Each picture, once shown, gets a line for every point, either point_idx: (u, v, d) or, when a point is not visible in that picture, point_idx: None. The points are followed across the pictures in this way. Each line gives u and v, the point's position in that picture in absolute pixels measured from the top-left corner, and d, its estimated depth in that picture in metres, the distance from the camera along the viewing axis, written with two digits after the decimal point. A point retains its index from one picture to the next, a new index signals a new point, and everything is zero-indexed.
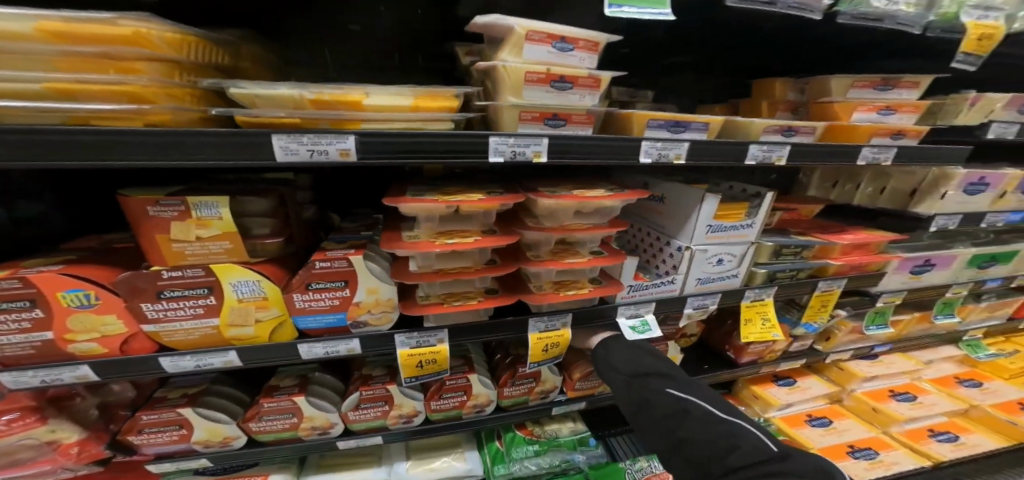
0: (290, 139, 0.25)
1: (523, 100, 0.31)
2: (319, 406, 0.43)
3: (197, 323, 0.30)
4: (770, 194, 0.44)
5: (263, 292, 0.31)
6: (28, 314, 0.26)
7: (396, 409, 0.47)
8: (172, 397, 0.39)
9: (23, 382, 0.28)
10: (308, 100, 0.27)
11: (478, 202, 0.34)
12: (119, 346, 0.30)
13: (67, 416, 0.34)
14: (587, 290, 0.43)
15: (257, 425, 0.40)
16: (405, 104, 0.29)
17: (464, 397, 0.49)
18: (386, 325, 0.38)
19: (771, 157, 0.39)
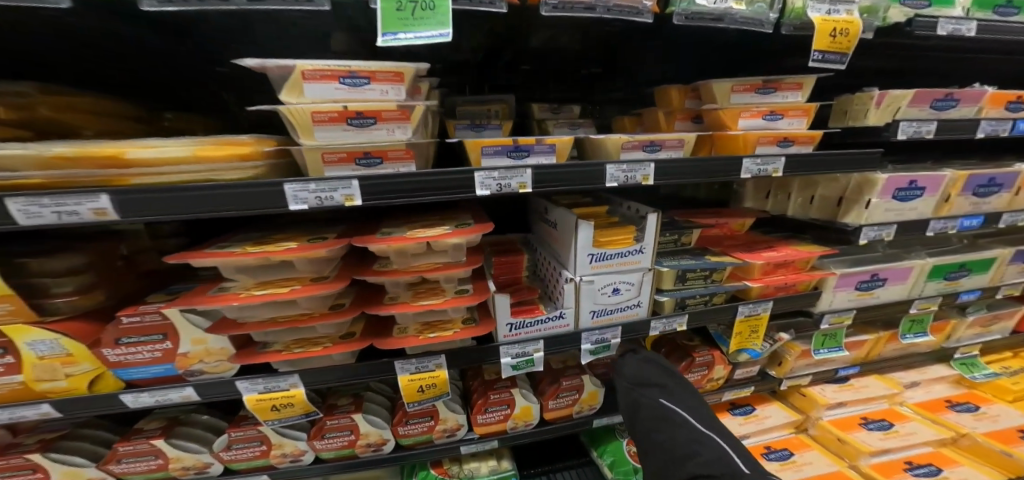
0: (27, 201, 0.25)
1: (317, 142, 0.31)
2: (185, 447, 0.44)
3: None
4: (653, 215, 0.40)
5: (64, 349, 0.32)
6: None
7: (277, 448, 0.47)
8: (26, 443, 0.42)
9: None
10: (53, 156, 0.26)
11: (287, 252, 0.31)
12: None
13: None
14: (454, 331, 0.40)
15: (118, 467, 0.42)
16: (185, 154, 0.28)
17: (352, 436, 0.49)
18: (229, 372, 0.38)
19: (636, 177, 0.37)
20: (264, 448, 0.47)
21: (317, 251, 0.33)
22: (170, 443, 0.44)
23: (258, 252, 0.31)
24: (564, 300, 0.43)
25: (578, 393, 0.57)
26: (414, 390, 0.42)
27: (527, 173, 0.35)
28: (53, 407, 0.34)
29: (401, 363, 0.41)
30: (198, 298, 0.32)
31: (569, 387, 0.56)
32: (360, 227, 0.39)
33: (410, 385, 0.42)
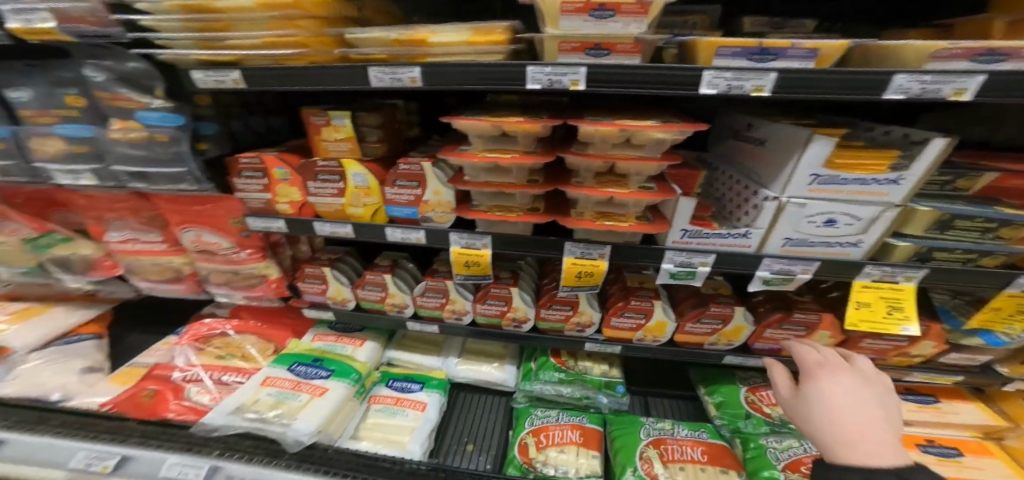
0: (379, 70, 0.38)
1: (560, 31, 0.33)
2: (399, 287, 0.74)
3: (332, 199, 0.56)
4: (943, 140, 0.32)
5: (367, 182, 0.53)
6: (260, 179, 0.58)
7: (452, 302, 0.70)
8: (320, 257, 0.82)
9: (263, 225, 0.63)
10: (394, 40, 0.39)
11: (515, 123, 0.36)
12: (300, 209, 0.60)
13: (273, 259, 0.79)
14: (628, 224, 0.42)
15: (360, 292, 0.76)
16: (462, 39, 0.36)
17: (505, 307, 0.63)
18: (446, 224, 0.52)
19: (942, 91, 0.31)
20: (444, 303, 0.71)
21: (535, 125, 0.37)
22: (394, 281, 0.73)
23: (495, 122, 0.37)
24: (759, 219, 0.41)
25: (720, 325, 0.57)
26: (572, 273, 0.48)
27: (770, 77, 0.32)
28: (351, 228, 0.58)
29: (570, 244, 0.46)
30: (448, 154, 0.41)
31: (718, 313, 0.57)
32: (566, 114, 0.43)
33: (574, 267, 0.47)
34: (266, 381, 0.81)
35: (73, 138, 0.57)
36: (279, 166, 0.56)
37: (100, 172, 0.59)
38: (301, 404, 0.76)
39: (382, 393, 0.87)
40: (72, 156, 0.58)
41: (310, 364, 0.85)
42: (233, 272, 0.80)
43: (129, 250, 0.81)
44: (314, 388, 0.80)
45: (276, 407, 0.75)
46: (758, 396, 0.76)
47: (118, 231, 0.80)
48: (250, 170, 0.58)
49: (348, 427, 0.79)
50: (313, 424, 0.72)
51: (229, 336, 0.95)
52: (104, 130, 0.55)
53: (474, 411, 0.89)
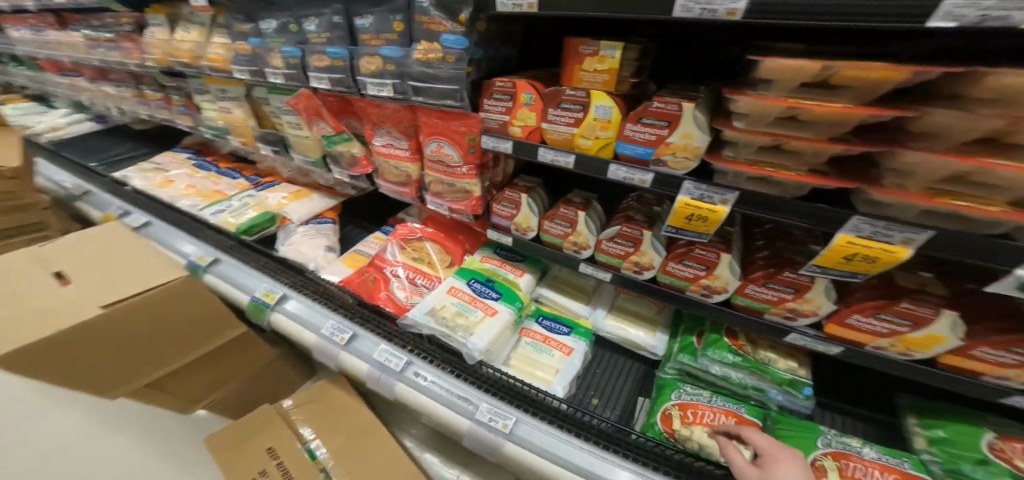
0: (689, 0, 0.42)
1: None
2: (587, 228, 0.88)
3: (564, 128, 0.64)
4: None
5: (609, 116, 0.59)
6: (504, 103, 0.71)
7: (641, 254, 0.80)
8: (521, 185, 1.00)
9: (491, 144, 0.76)
10: None
11: (875, 66, 0.33)
12: (528, 134, 0.71)
13: (482, 178, 0.95)
14: (996, 209, 0.36)
15: (549, 224, 0.93)
16: None
17: (704, 272, 0.73)
18: (682, 171, 0.55)
19: None
20: (634, 251, 0.80)
21: (907, 70, 0.32)
22: (583, 221, 0.88)
23: (825, 64, 0.34)
24: None
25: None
26: (840, 255, 0.48)
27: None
28: (573, 159, 0.65)
29: (860, 221, 0.44)
30: (744, 96, 0.41)
31: (900, 312, 0.58)
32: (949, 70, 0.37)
33: (845, 249, 0.47)
34: (450, 292, 1.18)
35: (388, 58, 0.77)
36: (528, 91, 0.67)
37: (397, 86, 0.79)
38: (477, 320, 1.09)
39: (531, 329, 1.21)
40: (383, 71, 0.79)
41: (486, 285, 1.21)
42: (449, 184, 0.98)
43: (385, 153, 1.05)
44: (486, 308, 1.13)
45: (462, 318, 1.11)
46: (1011, 447, 0.66)
47: (382, 137, 1.04)
48: (501, 93, 0.71)
49: (507, 350, 1.15)
50: (487, 338, 1.05)
51: (421, 243, 1.38)
52: (411, 50, 0.75)
53: (603, 367, 1.20)
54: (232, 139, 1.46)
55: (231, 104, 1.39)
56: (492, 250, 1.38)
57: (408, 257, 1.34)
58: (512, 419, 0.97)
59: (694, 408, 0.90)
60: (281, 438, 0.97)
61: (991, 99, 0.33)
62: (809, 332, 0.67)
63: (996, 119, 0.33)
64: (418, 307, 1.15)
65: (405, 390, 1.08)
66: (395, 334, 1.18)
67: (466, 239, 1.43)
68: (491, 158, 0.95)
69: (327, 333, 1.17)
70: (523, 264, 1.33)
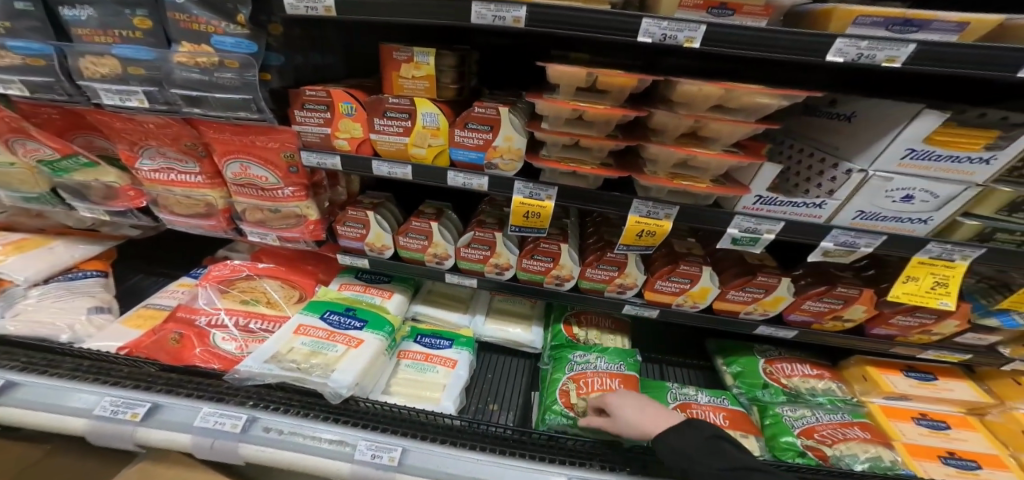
0: (483, 6, 0.44)
1: None
2: (443, 237, 0.86)
3: (396, 138, 0.61)
4: None
5: (437, 123, 0.58)
6: (323, 114, 0.63)
7: (497, 256, 0.82)
8: (366, 202, 0.92)
9: (312, 160, 0.68)
10: None
11: (618, 74, 0.40)
12: (359, 146, 0.65)
13: (316, 200, 0.84)
14: (705, 185, 0.50)
15: (404, 239, 0.88)
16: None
17: (551, 263, 0.79)
18: (511, 172, 0.59)
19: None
20: (490, 255, 0.82)
21: (637, 78, 0.40)
22: (438, 230, 0.86)
23: (589, 71, 0.41)
24: (842, 189, 0.52)
25: (761, 293, 0.72)
26: (634, 233, 0.56)
27: (905, 48, 0.37)
28: (411, 170, 0.62)
29: (639, 203, 0.54)
30: (539, 98, 0.46)
31: (683, 273, 0.73)
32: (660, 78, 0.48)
33: (634, 227, 0.56)
34: (299, 330, 1.02)
35: (129, 59, 0.61)
36: (347, 101, 0.61)
37: (158, 95, 0.64)
38: (339, 355, 0.97)
39: (410, 351, 1.13)
40: (126, 75, 0.63)
41: (345, 314, 1.08)
42: (273, 210, 0.85)
43: (167, 181, 0.84)
44: (348, 339, 1.01)
45: (319, 356, 0.96)
46: (775, 368, 0.93)
47: (150, 159, 0.83)
48: (314, 103, 0.63)
49: (384, 379, 1.04)
50: (352, 372, 0.92)
51: (255, 282, 1.18)
52: (170, 52, 0.60)
53: (494, 371, 1.21)
54: None
55: None
56: (351, 276, 1.25)
57: (235, 300, 1.12)
58: (399, 449, 0.89)
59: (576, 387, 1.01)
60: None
61: (684, 103, 0.45)
62: (637, 301, 0.79)
63: (689, 119, 0.45)
64: (255, 355, 0.95)
65: (253, 450, 0.88)
66: (232, 394, 0.95)
67: (317, 268, 1.28)
68: (324, 177, 0.87)
69: (105, 412, 0.89)
70: (388, 284, 1.25)
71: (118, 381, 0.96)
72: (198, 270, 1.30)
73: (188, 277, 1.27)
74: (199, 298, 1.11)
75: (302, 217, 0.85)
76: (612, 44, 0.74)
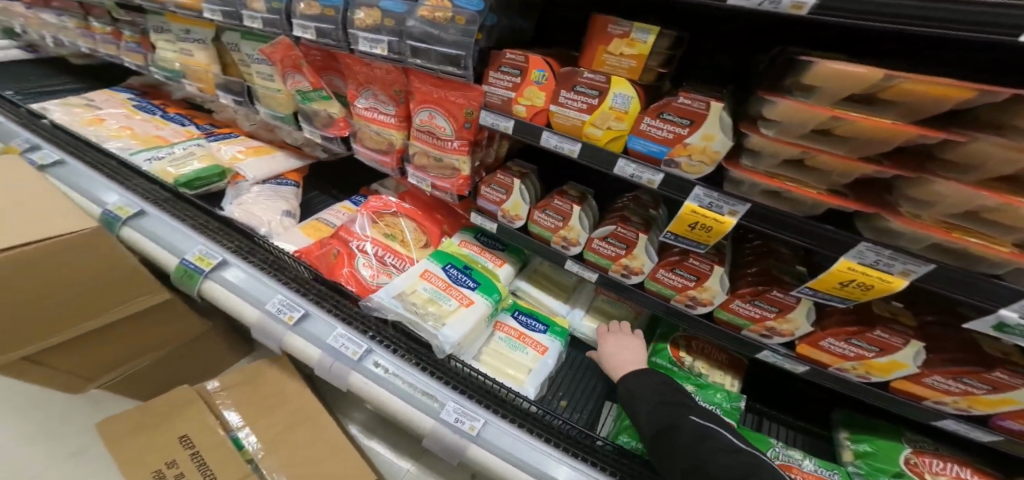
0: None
1: None
2: (580, 224, 0.85)
3: (576, 114, 0.61)
4: None
5: (626, 106, 0.55)
6: (513, 78, 0.66)
7: (633, 257, 0.78)
8: (514, 170, 0.95)
9: (488, 120, 0.73)
10: None
11: (937, 84, 0.32)
12: (533, 115, 0.67)
13: (472, 156, 0.91)
14: (1007, 250, 0.37)
15: (541, 215, 0.89)
16: None
17: (693, 282, 0.73)
18: (693, 175, 0.53)
19: None
20: (625, 254, 0.79)
21: (969, 91, 0.31)
22: (577, 216, 0.85)
23: (889, 74, 0.34)
24: None
25: (982, 389, 0.53)
26: (837, 280, 0.51)
27: None
28: (579, 147, 0.61)
29: (866, 248, 0.45)
30: (786, 99, 0.41)
31: (873, 339, 0.59)
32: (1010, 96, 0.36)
33: (842, 274, 0.49)
34: (423, 276, 1.15)
35: (388, 11, 0.74)
36: (541, 69, 0.63)
37: (393, 44, 0.74)
38: (451, 310, 1.07)
39: (504, 323, 1.21)
40: (381, 26, 0.75)
41: (462, 271, 1.18)
42: (437, 158, 0.95)
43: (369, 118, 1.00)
44: (460, 297, 1.12)
45: (434, 305, 1.08)
46: (921, 461, 0.71)
47: (366, 99, 1.00)
48: (509, 66, 0.66)
49: (479, 344, 1.14)
50: (459, 331, 1.03)
51: (396, 219, 1.40)
52: (417, 5, 0.71)
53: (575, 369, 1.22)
54: (189, 84, 1.43)
55: (204, 50, 1.34)
56: (472, 235, 1.35)
57: (380, 232, 1.36)
58: (480, 421, 0.95)
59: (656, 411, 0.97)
60: (197, 422, 0.98)
61: None
62: (779, 349, 0.70)
63: None
64: (387, 289, 1.11)
65: (359, 382, 1.03)
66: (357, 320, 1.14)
67: (444, 219, 1.45)
68: (486, 136, 0.91)
69: (275, 309, 1.13)
70: (503, 253, 1.32)
71: (283, 282, 1.22)
72: (359, 198, 1.58)
73: (349, 202, 1.58)
74: (354, 222, 1.36)
75: (456, 171, 0.93)
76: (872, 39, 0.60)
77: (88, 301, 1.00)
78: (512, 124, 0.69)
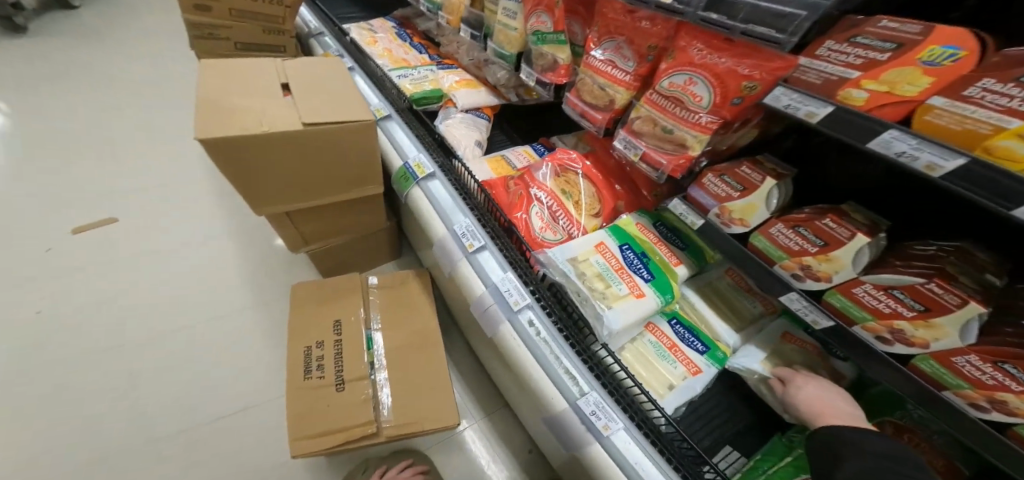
0: None
1: None
2: (854, 260, 0.69)
3: (986, 115, 0.45)
4: None
5: None
6: (878, 53, 0.55)
7: (924, 322, 0.61)
8: (767, 168, 0.84)
9: (779, 98, 0.69)
10: None
11: None
12: (876, 106, 0.56)
13: (716, 137, 0.86)
14: None
15: (786, 230, 0.76)
16: None
17: (1016, 387, 0.53)
18: None
19: None
20: (909, 316, 0.63)
21: None
22: (853, 250, 0.69)
23: None
24: None
25: None
26: None
27: None
28: (955, 165, 0.46)
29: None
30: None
31: None
32: None
33: None
34: (598, 247, 1.20)
35: None
36: (947, 47, 0.50)
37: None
38: (620, 295, 1.11)
39: (656, 327, 1.22)
40: None
41: (640, 259, 1.19)
42: (667, 131, 0.92)
43: (601, 70, 1.13)
44: (632, 285, 1.14)
45: (607, 286, 1.13)
46: None
47: (604, 51, 1.12)
48: (877, 39, 0.56)
49: (631, 334, 1.17)
50: (626, 318, 1.08)
51: (576, 177, 1.41)
52: None
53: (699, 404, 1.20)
54: None
55: None
56: (650, 222, 1.29)
57: (557, 186, 1.40)
58: (615, 424, 1.03)
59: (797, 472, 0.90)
60: (348, 318, 1.69)
61: None
62: None
63: None
64: (561, 250, 1.19)
65: (508, 335, 1.21)
66: (523, 268, 1.28)
67: (622, 193, 1.39)
68: (743, 120, 0.83)
69: (459, 232, 1.34)
70: (681, 252, 1.24)
71: (468, 208, 1.42)
72: (539, 146, 1.74)
73: (530, 148, 1.73)
74: (538, 169, 1.44)
75: None
76: None
77: (338, 181, 1.33)
78: (820, 115, 0.61)
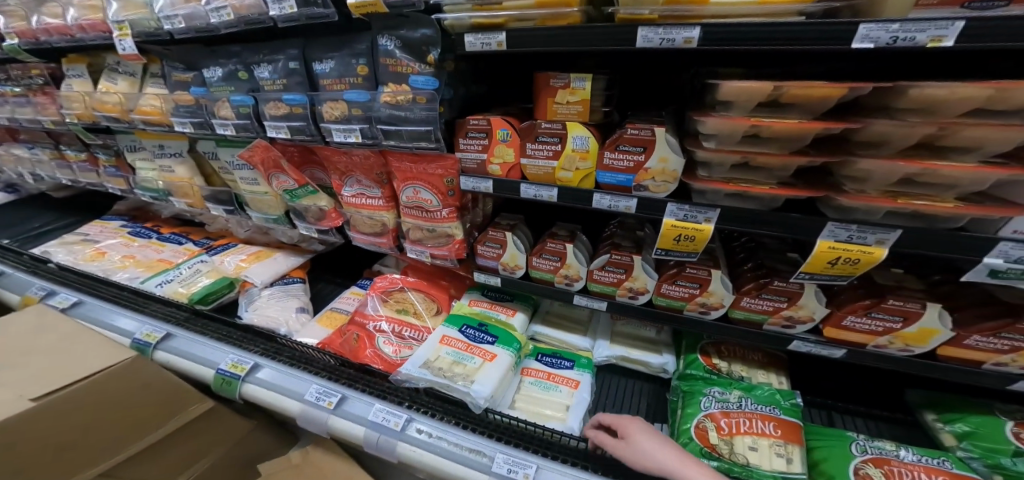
0: (650, 31, 0.52)
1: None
2: (576, 259, 0.90)
3: (547, 162, 0.75)
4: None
5: (587, 146, 0.70)
6: (480, 140, 0.82)
7: (633, 279, 0.83)
8: (503, 222, 1.06)
9: (468, 184, 0.90)
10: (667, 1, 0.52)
11: (792, 125, 0.48)
12: (509, 173, 0.83)
13: (466, 215, 1.07)
14: (950, 205, 0.45)
15: (538, 260, 0.95)
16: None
17: (695, 290, 0.77)
18: (662, 193, 0.67)
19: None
20: (626, 279, 0.83)
21: (819, 127, 0.47)
22: (573, 254, 0.90)
23: (776, 86, 0.47)
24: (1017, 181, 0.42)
25: (897, 324, 0.62)
26: (827, 261, 0.55)
27: (954, 26, 0.38)
28: (556, 192, 0.76)
29: (836, 227, 0.52)
30: (713, 117, 0.53)
31: (778, 291, 0.70)
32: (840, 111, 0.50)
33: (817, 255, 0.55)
34: (442, 341, 1.09)
35: (355, 102, 0.94)
36: (504, 129, 0.79)
37: (366, 130, 0.95)
38: (477, 367, 1.01)
39: (530, 368, 1.10)
40: (350, 115, 0.96)
41: (479, 329, 1.11)
42: (430, 230, 1.08)
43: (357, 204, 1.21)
44: (483, 352, 1.05)
45: (459, 365, 1.02)
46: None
47: (350, 187, 1.21)
48: (476, 131, 0.82)
49: (507, 395, 1.03)
50: (491, 383, 0.97)
51: (404, 293, 1.34)
52: (380, 91, 0.91)
53: (612, 396, 1.08)
54: (174, 198, 1.64)
55: (182, 164, 1.59)
56: (478, 293, 1.30)
57: (391, 309, 1.31)
58: (532, 467, 0.87)
59: (727, 417, 0.82)
60: None
61: (921, 110, 0.45)
62: (808, 338, 0.71)
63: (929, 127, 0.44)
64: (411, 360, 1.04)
65: (408, 451, 0.97)
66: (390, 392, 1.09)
67: (450, 284, 1.42)
68: (470, 201, 1.06)
69: (313, 398, 1.10)
70: (513, 303, 1.25)
71: (315, 373, 1.19)
72: (365, 281, 1.59)
73: (357, 286, 1.55)
74: (366, 305, 1.32)
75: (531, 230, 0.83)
76: (765, 56, 0.80)
77: (144, 417, 0.90)
78: (469, 189, 0.90)
